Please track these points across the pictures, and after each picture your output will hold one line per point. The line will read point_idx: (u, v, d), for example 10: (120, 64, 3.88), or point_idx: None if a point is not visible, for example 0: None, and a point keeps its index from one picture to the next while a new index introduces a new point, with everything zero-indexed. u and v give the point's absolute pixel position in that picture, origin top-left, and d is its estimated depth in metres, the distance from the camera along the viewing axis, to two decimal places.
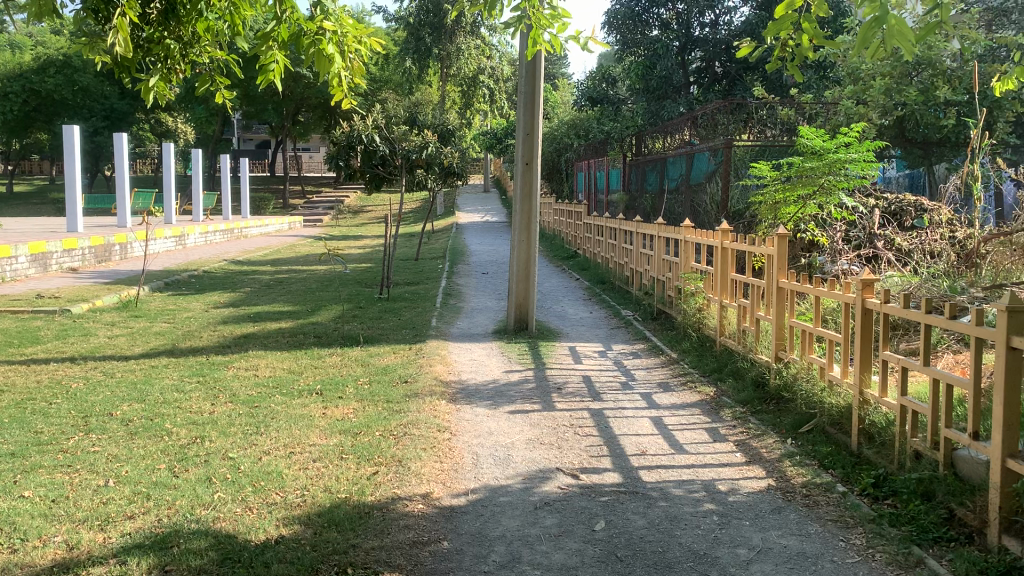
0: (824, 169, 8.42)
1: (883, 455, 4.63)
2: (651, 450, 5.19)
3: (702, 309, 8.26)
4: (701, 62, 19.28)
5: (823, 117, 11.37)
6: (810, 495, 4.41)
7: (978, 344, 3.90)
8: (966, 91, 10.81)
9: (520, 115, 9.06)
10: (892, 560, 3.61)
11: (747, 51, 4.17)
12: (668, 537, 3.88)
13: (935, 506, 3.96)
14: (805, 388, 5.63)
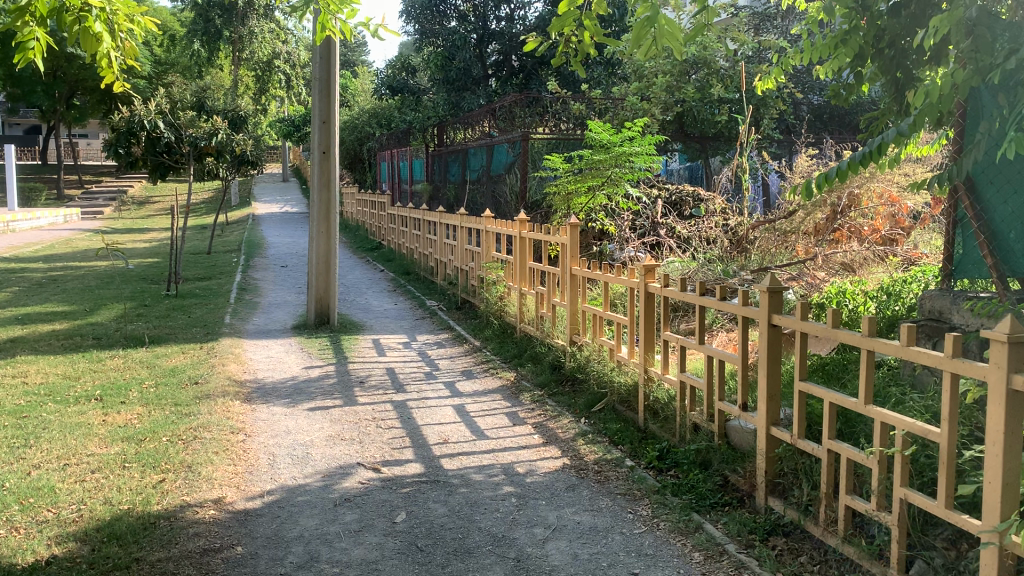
0: (611, 162, 8.93)
1: (666, 429, 4.95)
2: (453, 438, 5.24)
3: (502, 297, 8.42)
4: (498, 55, 19.48)
5: (612, 111, 11.90)
6: (602, 471, 4.62)
7: (744, 323, 4.24)
8: (736, 90, 11.69)
9: (315, 103, 8.81)
10: (674, 528, 3.86)
11: (533, 46, 4.26)
12: (467, 523, 3.93)
13: (711, 474, 4.28)
14: (597, 368, 5.89)
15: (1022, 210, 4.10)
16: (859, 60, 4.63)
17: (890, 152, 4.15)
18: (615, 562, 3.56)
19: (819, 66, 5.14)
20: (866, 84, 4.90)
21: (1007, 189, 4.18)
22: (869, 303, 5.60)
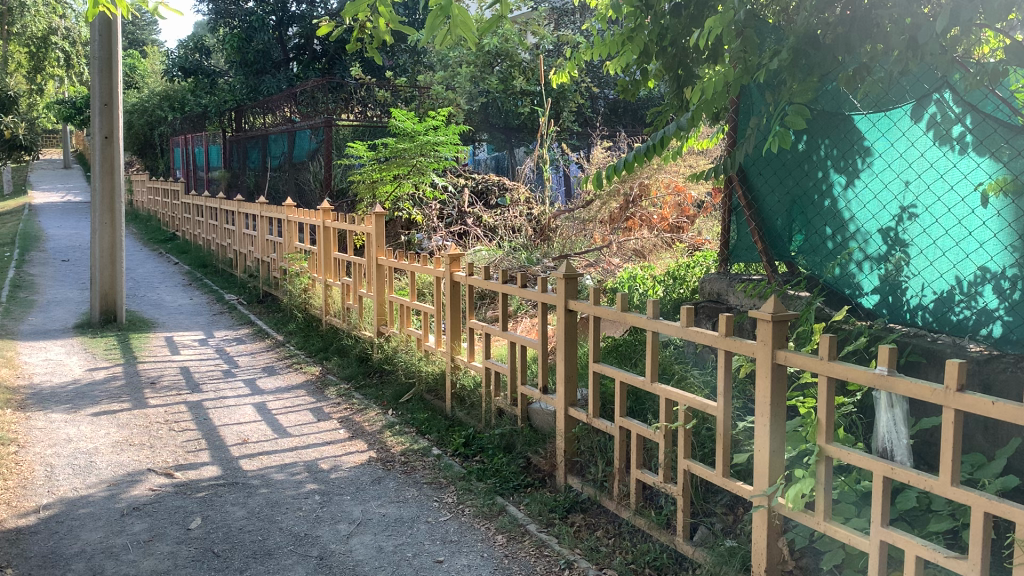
0: (416, 151, 8.91)
1: (472, 415, 5.02)
2: (253, 438, 5.05)
3: (306, 289, 8.18)
4: (299, 38, 18.74)
5: (417, 100, 11.86)
6: (408, 461, 4.61)
7: (543, 309, 4.38)
8: (537, 83, 12.00)
9: (94, 84, 8.17)
10: (479, 512, 3.92)
11: (328, 30, 4.14)
12: (268, 524, 3.80)
13: (515, 456, 4.39)
14: (404, 359, 5.86)
15: (786, 199, 4.48)
16: (645, 56, 4.88)
17: (671, 144, 4.45)
18: (420, 552, 3.56)
19: (610, 61, 5.36)
20: (652, 79, 5.17)
21: (774, 179, 4.55)
22: (658, 287, 5.94)
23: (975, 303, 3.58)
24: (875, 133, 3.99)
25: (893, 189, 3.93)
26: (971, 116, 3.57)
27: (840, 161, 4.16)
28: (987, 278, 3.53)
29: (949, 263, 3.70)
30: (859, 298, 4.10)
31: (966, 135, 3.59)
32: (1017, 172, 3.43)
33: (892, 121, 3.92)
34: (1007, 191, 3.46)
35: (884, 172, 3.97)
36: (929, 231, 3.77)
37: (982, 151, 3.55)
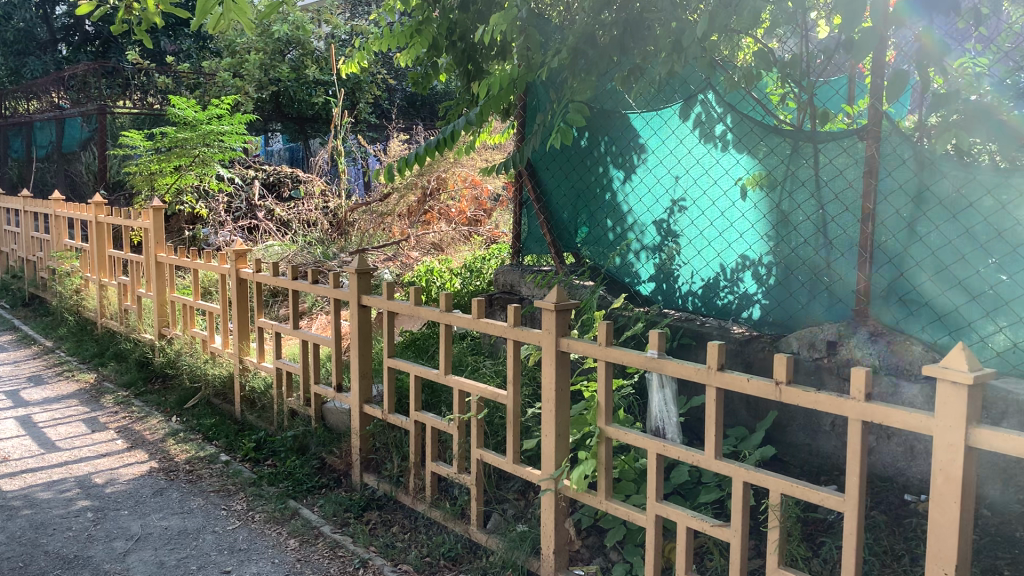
0: (197, 140, 8.49)
1: (263, 418, 4.84)
2: (14, 455, 4.59)
3: (79, 290, 7.55)
4: (68, 17, 17.20)
5: (203, 88, 11.26)
6: (194, 470, 4.37)
7: (335, 305, 4.27)
8: (331, 73, 11.74)
9: None
10: (270, 518, 3.78)
11: (88, 10, 3.80)
12: (31, 548, 3.47)
13: (308, 458, 4.28)
14: (188, 362, 5.55)
15: (572, 193, 4.65)
16: (434, 50, 4.88)
17: (460, 138, 4.46)
18: (206, 564, 3.39)
19: (399, 52, 5.31)
20: (442, 73, 5.19)
21: (560, 173, 4.72)
22: (455, 281, 5.99)
23: (737, 288, 3.89)
24: (649, 130, 4.22)
25: (665, 183, 4.17)
26: (731, 116, 3.86)
27: (619, 157, 4.37)
28: (747, 265, 3.85)
29: (714, 253, 3.99)
30: (638, 286, 4.34)
31: (726, 133, 3.89)
32: (770, 168, 3.75)
33: (663, 120, 4.16)
34: (762, 185, 3.78)
35: (657, 167, 4.20)
36: (696, 222, 4.05)
37: (740, 149, 3.86)
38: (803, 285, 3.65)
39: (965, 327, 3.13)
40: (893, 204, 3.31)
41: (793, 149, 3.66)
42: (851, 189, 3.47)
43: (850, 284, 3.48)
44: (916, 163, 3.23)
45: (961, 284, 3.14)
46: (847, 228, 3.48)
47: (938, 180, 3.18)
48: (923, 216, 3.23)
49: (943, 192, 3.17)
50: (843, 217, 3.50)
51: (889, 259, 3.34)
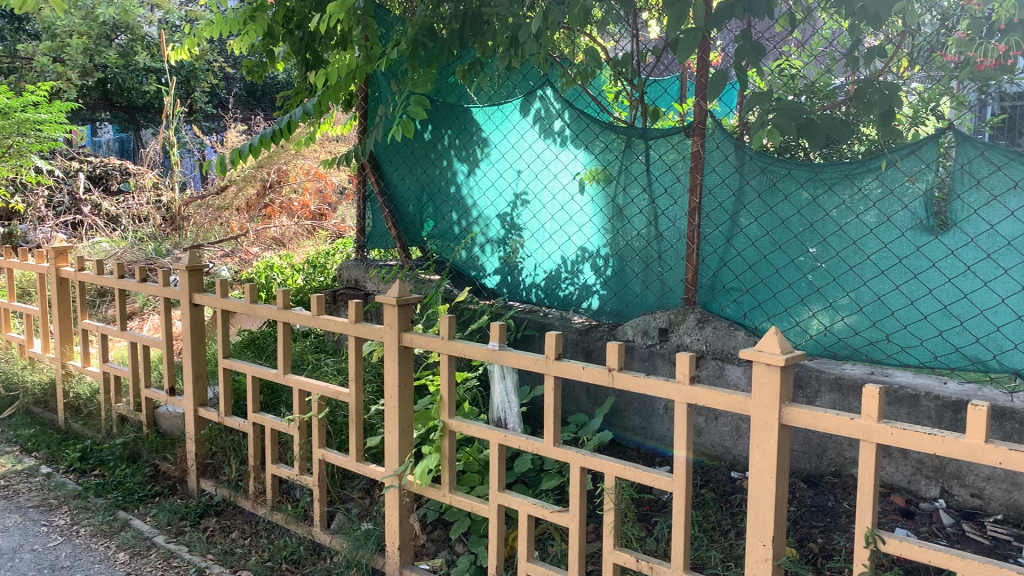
0: (10, 129, 7.53)
1: (90, 426, 4.54)
2: None
3: None
4: None
5: (18, 72, 10.43)
6: (9, 485, 4.05)
7: (166, 305, 4.06)
8: (163, 59, 11.14)
9: None
10: (97, 531, 3.56)
11: None
12: None
13: (140, 466, 4.06)
14: (3, 369, 5.14)
15: (416, 186, 4.62)
16: (271, 39, 4.72)
17: (298, 128, 4.34)
18: None
19: (233, 39, 5.10)
20: (279, 62, 5.03)
21: (403, 166, 4.68)
22: (297, 276, 5.84)
23: (577, 279, 3.97)
24: (490, 124, 4.24)
25: (507, 177, 4.20)
26: (567, 111, 3.92)
27: (462, 150, 4.38)
28: (586, 257, 3.93)
29: (555, 245, 4.03)
30: (483, 279, 4.37)
31: (565, 129, 3.93)
32: (606, 163, 3.81)
33: (504, 114, 4.18)
34: (599, 180, 3.84)
35: (499, 161, 4.23)
36: (537, 216, 4.09)
37: (577, 144, 3.90)
38: (639, 276, 3.77)
39: (783, 313, 3.33)
40: (717, 197, 3.48)
41: (627, 145, 3.73)
42: (680, 183, 3.58)
43: (680, 274, 3.63)
44: (736, 159, 3.41)
45: (778, 272, 3.34)
46: (676, 221, 3.61)
47: (757, 175, 3.36)
48: (744, 209, 3.41)
49: (761, 186, 3.35)
50: (673, 210, 3.62)
51: (716, 249, 3.51)
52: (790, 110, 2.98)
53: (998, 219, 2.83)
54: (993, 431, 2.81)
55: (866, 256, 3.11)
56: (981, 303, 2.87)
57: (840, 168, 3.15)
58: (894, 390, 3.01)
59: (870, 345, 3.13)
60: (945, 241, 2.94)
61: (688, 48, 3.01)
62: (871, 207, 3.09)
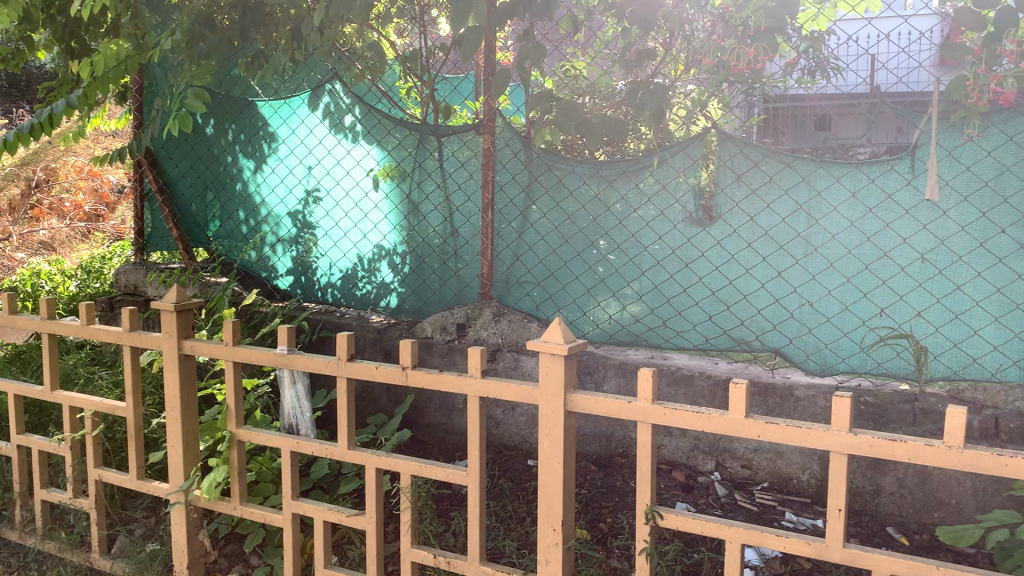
0: None
1: None
2: None
3: None
4: None
5: None
6: None
7: None
8: None
9: None
10: None
11: None
12: None
13: None
14: None
15: (199, 183, 4.38)
16: (28, 24, 4.30)
17: (61, 122, 4.00)
18: None
19: None
20: (40, 49, 4.60)
21: (184, 163, 4.42)
22: (69, 283, 5.38)
23: (374, 277, 3.92)
24: (278, 119, 4.09)
25: (297, 174, 4.07)
26: (357, 106, 3.86)
27: (248, 146, 4.20)
28: (382, 255, 3.88)
29: (349, 244, 3.95)
30: (276, 280, 4.21)
31: (356, 125, 3.86)
32: (399, 159, 3.78)
33: (291, 108, 4.05)
34: (392, 176, 3.80)
35: (287, 157, 4.09)
36: (330, 214, 3.99)
37: (370, 140, 3.85)
38: (435, 272, 3.77)
39: (572, 304, 3.45)
40: (508, 193, 3.55)
41: (420, 141, 3.72)
42: (473, 180, 3.62)
43: (475, 269, 3.66)
44: (525, 156, 3.49)
45: (566, 265, 3.45)
46: (470, 217, 3.64)
47: (545, 172, 3.46)
48: (533, 205, 3.50)
49: (548, 182, 3.45)
50: (466, 206, 3.65)
51: (508, 244, 3.58)
52: (570, 109, 3.06)
53: (757, 211, 3.05)
54: (758, 406, 3.06)
55: (644, 247, 3.27)
56: (745, 289, 3.10)
57: (619, 164, 3.31)
58: (673, 372, 3.20)
59: (650, 331, 3.30)
60: (712, 232, 3.14)
61: (471, 48, 3.04)
62: (648, 202, 3.26)
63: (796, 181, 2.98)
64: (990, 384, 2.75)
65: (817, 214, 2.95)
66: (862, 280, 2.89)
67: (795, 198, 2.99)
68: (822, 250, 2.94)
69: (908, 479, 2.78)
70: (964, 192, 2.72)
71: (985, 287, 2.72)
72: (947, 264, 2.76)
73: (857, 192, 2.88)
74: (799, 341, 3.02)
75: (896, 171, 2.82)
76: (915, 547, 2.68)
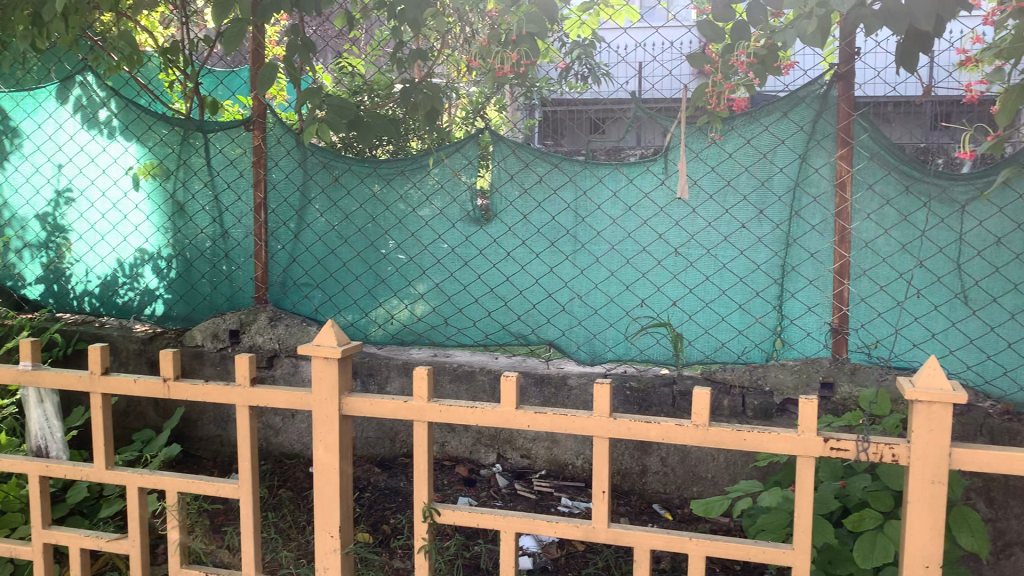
0: None
1: None
2: None
3: None
4: None
5: None
6: None
7: None
8: None
9: None
10: None
11: None
12: None
13: None
14: None
15: None
16: None
17: None
18: None
19: None
20: None
21: None
22: None
23: (138, 284, 3.66)
24: (21, 112, 3.73)
25: (46, 172, 3.72)
26: (113, 100, 3.59)
27: None
28: (146, 259, 3.63)
29: (108, 248, 3.67)
30: (23, 290, 3.82)
31: (112, 120, 3.59)
32: (162, 157, 3.55)
33: (37, 101, 3.70)
34: (155, 175, 3.56)
35: (33, 154, 3.73)
36: (85, 215, 3.68)
37: (128, 136, 3.59)
38: (206, 276, 3.58)
39: (352, 305, 3.41)
40: (282, 192, 3.44)
41: (184, 138, 3.52)
42: (243, 179, 3.47)
43: (249, 272, 3.52)
44: (299, 154, 3.40)
45: (345, 265, 3.39)
46: (242, 218, 3.49)
47: (320, 170, 3.38)
48: (309, 204, 3.41)
49: (323, 181, 3.38)
50: (237, 206, 3.50)
51: (283, 245, 3.47)
52: (341, 107, 2.86)
53: (529, 210, 3.15)
54: (535, 397, 3.17)
55: (423, 247, 3.29)
56: (520, 285, 3.19)
57: (396, 164, 3.30)
58: (454, 369, 3.24)
59: (431, 329, 3.32)
60: (488, 231, 3.20)
61: (234, 40, 2.92)
62: (424, 202, 3.27)
63: (564, 181, 3.10)
64: (737, 365, 3.00)
65: (583, 212, 3.09)
66: (626, 274, 3.06)
67: (563, 198, 3.11)
68: (590, 246, 3.09)
69: (670, 457, 2.98)
70: (710, 191, 2.95)
71: (730, 277, 2.96)
72: (698, 257, 2.98)
73: (619, 191, 3.05)
74: (570, 333, 3.15)
75: (652, 172, 3.01)
76: (677, 521, 2.89)
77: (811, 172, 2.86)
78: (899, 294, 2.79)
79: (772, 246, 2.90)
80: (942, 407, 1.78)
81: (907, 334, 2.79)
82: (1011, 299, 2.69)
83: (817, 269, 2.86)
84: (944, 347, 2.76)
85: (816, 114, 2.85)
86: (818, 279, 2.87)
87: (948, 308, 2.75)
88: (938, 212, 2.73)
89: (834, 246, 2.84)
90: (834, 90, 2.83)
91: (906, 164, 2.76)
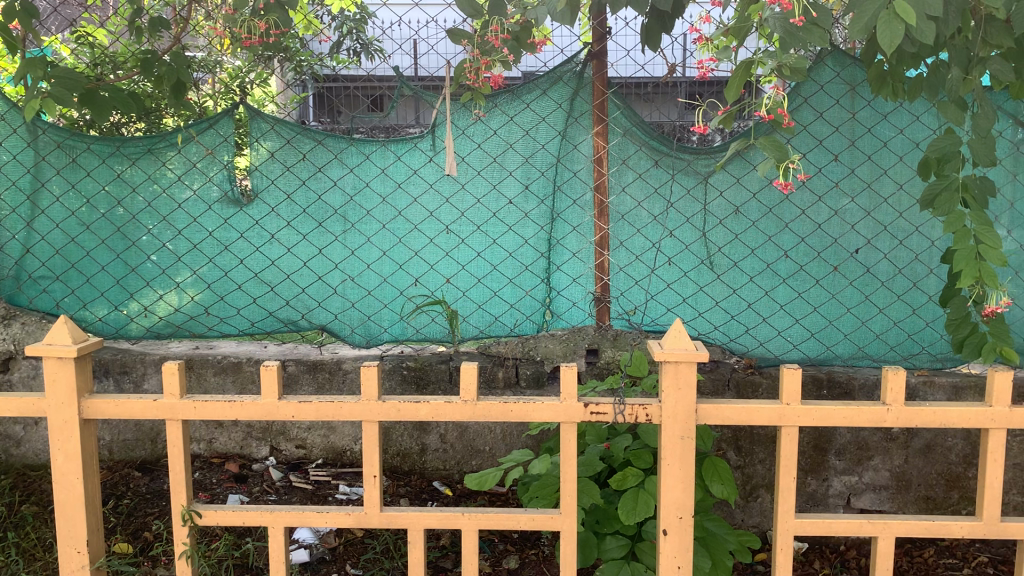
0: None
1: None
2: None
3: None
4: None
5: None
6: None
7: None
8: None
9: None
10: None
11: None
12: None
13: None
14: None
15: None
16: None
17: None
18: None
19: None
20: None
21: None
22: None
23: None
24: None
25: None
26: None
27: None
28: None
29: None
30: None
31: None
32: None
33: None
34: None
35: None
36: None
37: None
38: None
39: (99, 298, 3.12)
40: (10, 175, 3.10)
41: None
42: None
43: None
44: (28, 132, 3.07)
45: (89, 255, 3.10)
46: None
47: (54, 150, 3.07)
48: (43, 187, 3.08)
49: (59, 162, 3.07)
50: None
51: (14, 234, 3.12)
52: (71, 80, 2.57)
53: (292, 189, 3.01)
54: (308, 384, 3.06)
55: (177, 231, 3.06)
56: (287, 269, 3.05)
57: (143, 143, 3.04)
58: (218, 361, 3.06)
59: (192, 320, 3.12)
60: (250, 213, 3.03)
61: None
62: (178, 183, 3.04)
63: (329, 159, 3.00)
64: (510, 338, 3.06)
65: (351, 191, 3.00)
66: (398, 253, 3.02)
67: (329, 176, 3.01)
68: (359, 225, 3.02)
69: (448, 434, 2.99)
70: (477, 167, 2.96)
71: (500, 252, 2.99)
72: (468, 233, 2.99)
73: (387, 168, 2.99)
74: (343, 316, 3.07)
75: (420, 148, 2.98)
76: (457, 496, 2.92)
77: (572, 149, 2.94)
78: (652, 262, 2.94)
79: (538, 222, 2.96)
80: (688, 366, 1.90)
81: (661, 300, 2.97)
82: (749, 263, 2.93)
83: (580, 242, 2.96)
84: (694, 310, 2.96)
85: (573, 92, 2.93)
86: (581, 251, 2.97)
87: (696, 274, 2.94)
88: (684, 183, 2.91)
89: (595, 219, 2.94)
90: (588, 69, 2.92)
91: (655, 140, 2.91)
